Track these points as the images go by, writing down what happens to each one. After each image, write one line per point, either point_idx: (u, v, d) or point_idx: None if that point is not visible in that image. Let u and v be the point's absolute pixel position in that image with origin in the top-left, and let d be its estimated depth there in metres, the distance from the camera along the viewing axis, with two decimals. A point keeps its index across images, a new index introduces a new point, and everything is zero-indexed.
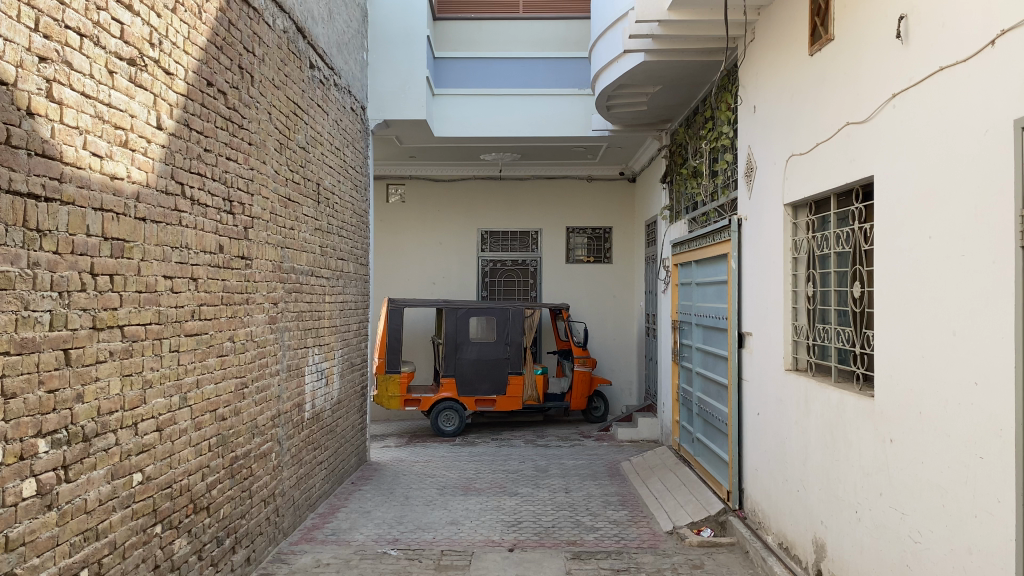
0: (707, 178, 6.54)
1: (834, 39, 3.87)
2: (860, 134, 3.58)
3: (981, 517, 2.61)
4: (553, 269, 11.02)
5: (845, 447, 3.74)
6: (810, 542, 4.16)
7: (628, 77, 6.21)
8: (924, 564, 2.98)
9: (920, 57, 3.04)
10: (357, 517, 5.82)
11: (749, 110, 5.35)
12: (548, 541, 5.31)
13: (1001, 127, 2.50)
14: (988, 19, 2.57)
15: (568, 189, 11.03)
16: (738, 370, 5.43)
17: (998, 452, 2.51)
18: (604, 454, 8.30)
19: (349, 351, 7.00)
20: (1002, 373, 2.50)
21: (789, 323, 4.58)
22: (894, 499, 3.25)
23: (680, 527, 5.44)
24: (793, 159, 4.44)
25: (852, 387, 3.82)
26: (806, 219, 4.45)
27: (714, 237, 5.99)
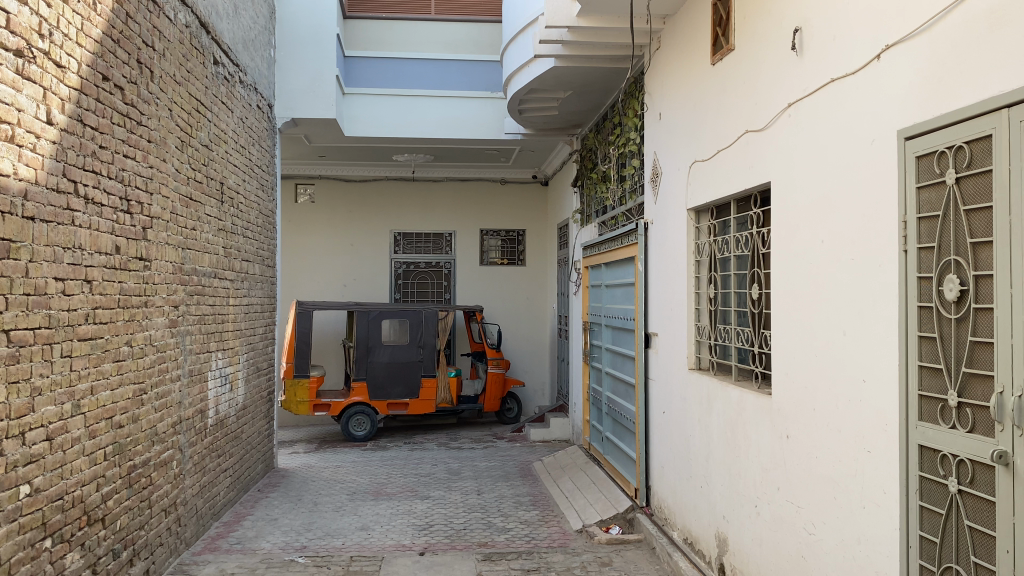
0: (615, 183, 6.66)
1: (734, 49, 4.00)
2: (758, 141, 3.71)
3: (869, 508, 2.74)
4: (467, 270, 11.02)
5: (745, 444, 3.87)
6: (713, 537, 4.29)
7: (539, 81, 6.26)
8: (818, 555, 3.11)
9: (813, 68, 3.18)
10: (264, 525, 5.69)
11: (655, 117, 5.47)
12: (459, 543, 5.30)
13: (886, 137, 2.63)
14: (874, 33, 2.70)
15: (482, 191, 11.05)
16: (645, 369, 5.55)
17: (884, 445, 2.64)
18: (516, 455, 8.35)
19: (255, 355, 6.81)
20: (887, 370, 2.63)
21: (693, 323, 4.70)
22: (791, 493, 3.37)
23: (589, 526, 5.53)
24: (696, 165, 4.57)
25: (752, 386, 3.96)
26: (708, 223, 4.59)
27: (623, 240, 6.10)
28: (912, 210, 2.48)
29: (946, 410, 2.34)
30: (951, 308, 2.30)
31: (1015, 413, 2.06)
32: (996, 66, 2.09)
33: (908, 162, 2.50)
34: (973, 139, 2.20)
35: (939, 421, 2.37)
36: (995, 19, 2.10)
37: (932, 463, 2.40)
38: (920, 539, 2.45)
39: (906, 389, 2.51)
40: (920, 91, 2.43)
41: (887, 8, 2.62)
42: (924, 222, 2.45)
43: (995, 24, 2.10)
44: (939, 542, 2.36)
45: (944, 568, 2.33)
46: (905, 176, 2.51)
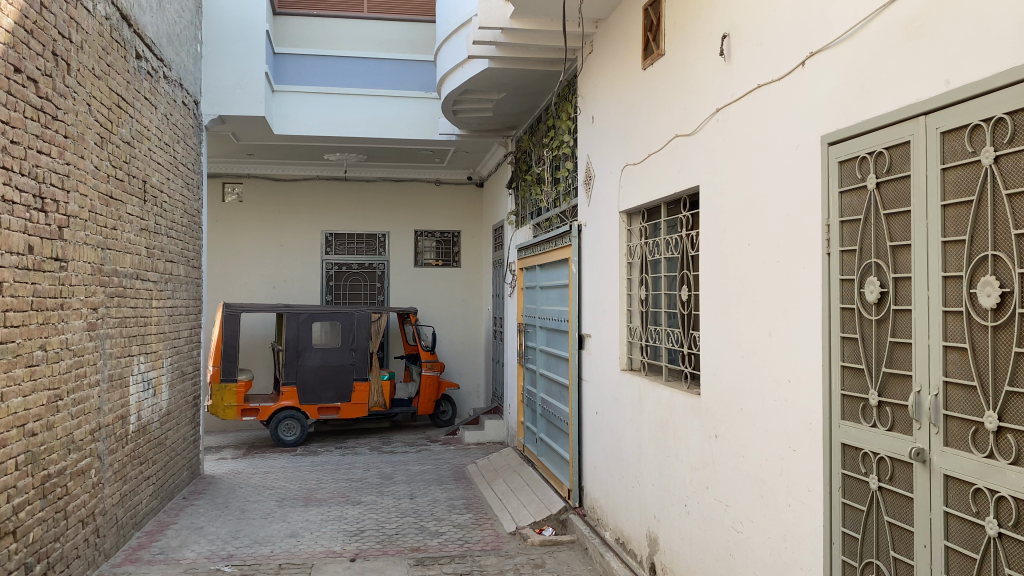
0: (549, 185, 6.68)
1: (665, 54, 4.05)
2: (688, 145, 3.76)
3: (794, 505, 2.80)
4: (400, 272, 10.93)
5: (675, 443, 3.92)
6: (644, 536, 4.33)
7: (473, 82, 6.23)
8: (746, 552, 3.16)
9: (741, 73, 3.23)
10: (189, 534, 5.52)
11: (588, 120, 5.50)
12: (390, 548, 5.23)
13: (810, 142, 2.69)
14: (799, 41, 2.76)
15: (416, 192, 10.97)
16: (578, 370, 5.58)
17: (809, 444, 2.70)
18: (450, 458, 8.30)
19: (179, 359, 6.62)
20: (811, 370, 2.69)
21: (624, 324, 4.74)
22: (718, 491, 3.43)
23: (523, 528, 5.53)
24: (628, 169, 4.60)
25: (681, 386, 4.01)
26: (639, 226, 4.65)
27: (557, 242, 6.12)
28: (835, 214, 2.54)
29: (867, 409, 2.40)
30: (872, 310, 2.36)
31: (931, 410, 2.12)
32: (916, 74, 2.14)
33: (831, 166, 2.56)
34: (892, 145, 2.26)
35: (860, 420, 2.43)
36: (913, 29, 2.15)
37: (854, 461, 2.47)
38: (842, 535, 2.51)
39: (829, 389, 2.57)
40: (843, 98, 2.49)
41: (811, 17, 2.68)
42: (845, 225, 2.51)
43: (913, 34, 2.16)
44: (860, 538, 2.42)
45: (865, 562, 2.39)
46: (829, 180, 2.57)
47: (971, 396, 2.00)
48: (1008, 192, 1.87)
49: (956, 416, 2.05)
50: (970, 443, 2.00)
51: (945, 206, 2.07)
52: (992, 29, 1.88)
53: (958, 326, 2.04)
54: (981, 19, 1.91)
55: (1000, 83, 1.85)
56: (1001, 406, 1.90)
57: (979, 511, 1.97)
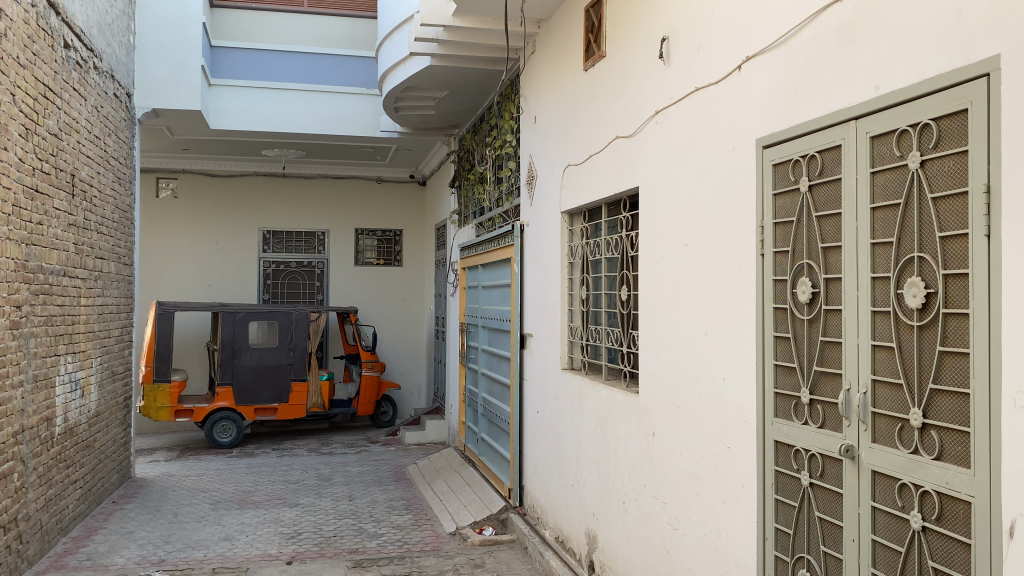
0: (492, 185, 6.68)
1: (606, 56, 4.08)
2: (628, 147, 3.79)
3: (729, 502, 2.84)
4: (340, 270, 10.79)
5: (614, 441, 3.95)
6: (583, 535, 4.36)
7: (415, 80, 6.18)
8: (682, 549, 3.20)
9: (679, 76, 3.27)
10: (118, 539, 5.36)
11: (530, 120, 5.50)
12: (328, 550, 5.16)
13: (746, 145, 2.74)
14: (735, 45, 2.81)
15: (357, 189, 10.86)
16: (519, 370, 5.59)
17: (743, 441, 2.75)
18: (390, 459, 8.23)
19: (109, 358, 6.42)
20: (744, 370, 2.74)
21: (565, 324, 4.76)
22: (656, 489, 3.46)
23: (462, 528, 5.51)
24: (570, 169, 4.62)
25: (620, 385, 4.04)
26: (581, 226, 4.67)
27: (499, 242, 6.12)
28: (769, 216, 2.59)
29: (799, 407, 2.45)
30: (804, 310, 2.41)
31: (860, 408, 2.17)
32: (847, 79, 2.19)
33: (765, 170, 2.61)
34: (824, 148, 2.31)
35: (792, 418, 2.48)
36: (844, 36, 2.20)
37: (786, 458, 2.52)
38: (775, 530, 2.56)
39: (762, 387, 2.62)
40: (776, 102, 2.55)
41: (748, 22, 2.73)
42: (779, 227, 2.56)
43: (844, 40, 2.21)
44: (791, 533, 2.47)
45: (797, 557, 2.44)
46: (763, 182, 2.62)
47: (898, 393, 2.05)
48: (932, 196, 1.93)
49: (883, 413, 2.10)
50: (897, 439, 2.05)
51: (874, 208, 2.13)
52: (918, 36, 1.93)
53: (886, 326, 2.09)
54: (908, 27, 1.97)
55: (927, 90, 1.90)
56: (926, 403, 1.95)
57: (904, 506, 2.03)
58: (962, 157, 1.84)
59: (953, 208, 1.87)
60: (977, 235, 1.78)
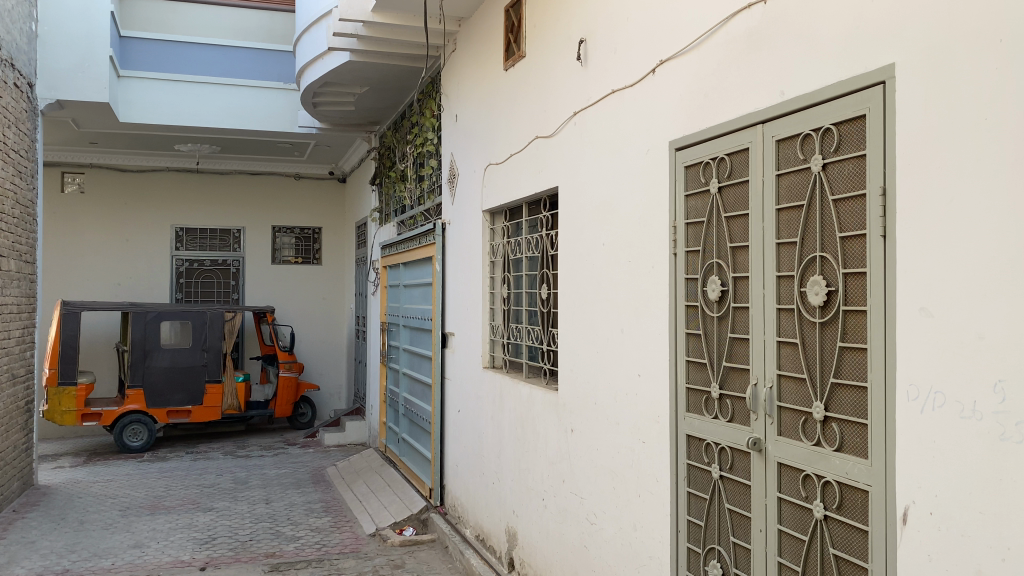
0: (413, 182, 6.65)
1: (525, 57, 4.11)
2: (548, 147, 3.82)
3: (644, 496, 2.90)
4: (257, 269, 10.56)
5: (533, 438, 3.99)
6: (503, 532, 4.38)
7: (334, 75, 6.09)
8: (598, 543, 3.25)
9: (596, 79, 3.32)
10: (18, 549, 5.12)
11: (451, 118, 5.49)
12: (243, 555, 5.04)
13: (660, 147, 2.80)
14: (649, 50, 2.87)
15: (275, 186, 10.65)
16: (440, 369, 5.58)
17: (657, 436, 2.81)
18: (309, 461, 8.10)
19: (9, 361, 6.13)
20: (658, 366, 2.81)
21: (487, 322, 4.78)
22: (574, 485, 3.50)
23: (382, 529, 5.47)
24: (490, 169, 4.64)
25: (540, 382, 4.08)
26: (502, 225, 4.68)
27: (420, 240, 6.09)
28: (681, 216, 2.66)
29: (709, 402, 2.52)
30: (714, 307, 2.49)
31: (766, 402, 2.25)
32: (755, 85, 2.27)
33: (678, 170, 2.68)
34: (733, 151, 2.39)
35: (703, 412, 2.55)
36: (752, 42, 2.28)
37: (698, 452, 2.59)
38: (687, 523, 2.63)
39: (675, 383, 2.69)
40: (689, 105, 2.61)
41: (661, 27, 2.79)
42: (691, 227, 2.63)
43: (752, 46, 2.28)
44: (703, 525, 2.54)
45: (708, 549, 2.51)
46: (675, 183, 2.69)
47: (801, 388, 2.13)
48: (834, 198, 2.00)
49: (788, 407, 2.18)
50: (800, 432, 2.13)
51: (779, 209, 2.21)
52: (820, 44, 2.01)
53: (790, 323, 2.17)
54: (811, 35, 2.04)
55: (828, 96, 1.98)
56: (827, 397, 2.03)
57: (808, 496, 2.11)
58: (860, 161, 1.92)
59: (852, 209, 1.95)
60: (874, 235, 1.86)
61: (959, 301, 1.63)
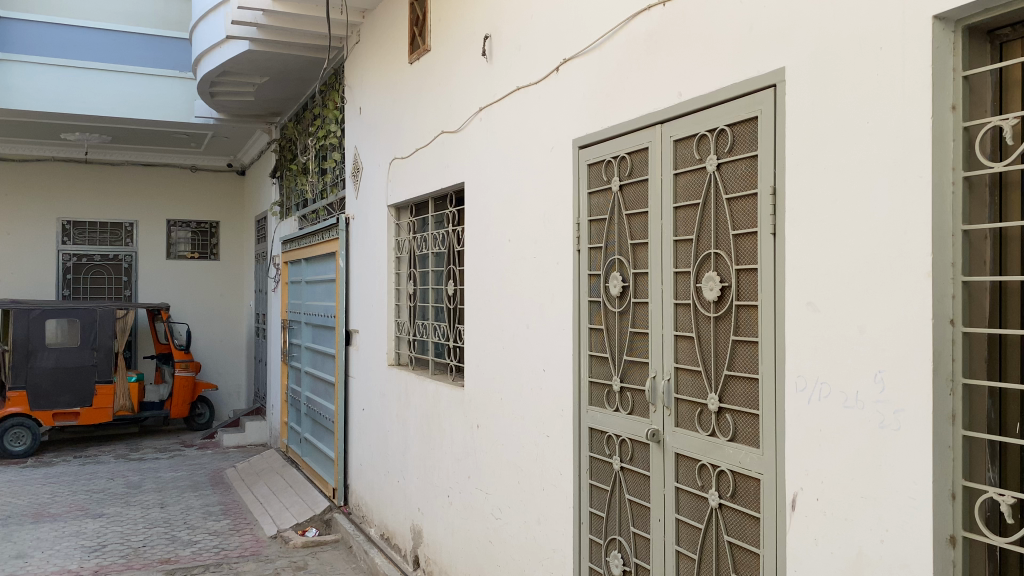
0: (314, 176, 6.53)
1: (430, 50, 4.08)
2: (453, 142, 3.81)
3: (547, 490, 2.94)
4: (151, 265, 10.17)
5: (439, 435, 3.97)
6: (408, 530, 4.35)
7: (232, 64, 5.90)
8: (503, 538, 3.27)
9: (500, 75, 3.33)
10: None
11: (355, 111, 5.41)
12: (136, 562, 4.83)
13: (564, 145, 2.83)
14: (553, 48, 2.90)
15: (169, 178, 10.28)
16: (344, 367, 5.49)
17: (561, 430, 2.84)
18: (206, 463, 7.85)
19: None
20: (561, 361, 2.85)
21: (392, 319, 4.73)
22: (480, 481, 3.51)
23: (284, 531, 5.35)
24: (395, 163, 4.60)
25: (446, 379, 4.07)
26: (407, 220, 4.64)
27: (323, 235, 5.98)
28: (584, 214, 2.70)
29: (611, 395, 2.57)
30: (615, 302, 2.53)
31: (664, 395, 2.31)
32: (654, 85, 2.32)
33: (581, 168, 2.72)
34: (633, 150, 2.44)
35: (605, 405, 2.59)
36: (652, 43, 2.33)
37: (600, 444, 2.63)
38: (590, 514, 2.68)
39: (578, 377, 2.73)
40: (591, 104, 2.65)
41: (564, 25, 2.82)
42: (593, 224, 2.67)
43: (651, 47, 2.33)
44: (605, 516, 2.59)
45: (609, 539, 2.57)
46: (578, 181, 2.73)
47: (697, 380, 2.20)
48: (728, 196, 2.07)
49: (685, 399, 2.24)
50: (697, 423, 2.20)
51: (677, 207, 2.27)
52: (715, 47, 2.07)
53: (687, 317, 2.23)
54: (707, 39, 2.10)
55: (723, 97, 2.04)
56: (721, 388, 2.10)
57: (704, 485, 2.18)
58: (752, 161, 1.99)
59: (744, 208, 2.02)
60: (765, 233, 1.93)
61: (842, 296, 1.71)
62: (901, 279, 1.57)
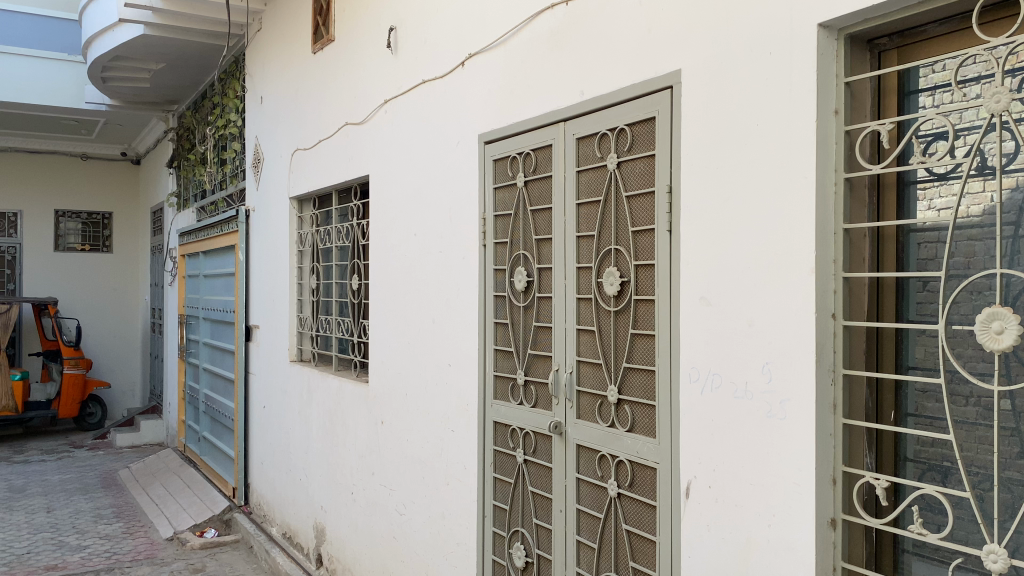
0: (213, 166, 6.34)
1: (334, 40, 4.02)
2: (357, 134, 3.77)
3: (452, 485, 2.94)
4: (37, 257, 9.61)
5: (343, 431, 3.92)
6: (311, 528, 4.29)
7: (125, 49, 5.65)
8: (407, 533, 3.26)
9: (406, 68, 3.31)
10: None
11: (256, 101, 5.27)
12: (19, 570, 4.59)
13: (469, 140, 2.83)
14: (459, 42, 2.90)
15: (57, 166, 9.77)
16: (244, 363, 5.34)
17: (465, 425, 2.86)
18: (97, 464, 7.51)
19: None
20: (466, 355, 2.86)
21: (294, 314, 4.64)
22: (384, 477, 3.49)
23: (180, 533, 5.18)
24: (298, 155, 4.51)
25: (350, 375, 4.01)
26: (310, 213, 4.56)
27: (222, 228, 5.81)
28: (490, 209, 2.71)
29: (515, 389, 2.59)
30: (520, 297, 2.56)
31: (567, 387, 2.35)
32: (558, 83, 2.35)
33: (487, 164, 2.73)
34: (538, 147, 2.46)
35: (509, 399, 2.62)
36: (555, 41, 2.35)
37: (504, 437, 2.66)
38: (493, 507, 2.70)
39: (483, 372, 2.75)
40: (496, 100, 2.66)
41: (470, 20, 2.82)
42: (499, 219, 2.68)
43: (555, 45, 2.36)
44: (508, 509, 2.62)
45: (512, 531, 2.59)
46: (484, 176, 2.74)
47: (598, 372, 2.24)
48: (628, 194, 2.12)
49: (586, 391, 2.29)
50: (597, 415, 2.24)
51: (579, 204, 2.30)
52: (616, 48, 2.11)
53: (589, 311, 2.28)
54: (608, 40, 2.15)
55: (623, 97, 2.09)
56: (621, 380, 2.15)
57: (603, 475, 2.22)
58: (650, 161, 2.04)
59: (643, 206, 2.07)
60: (662, 230, 1.99)
61: (733, 291, 1.78)
62: (787, 275, 1.64)
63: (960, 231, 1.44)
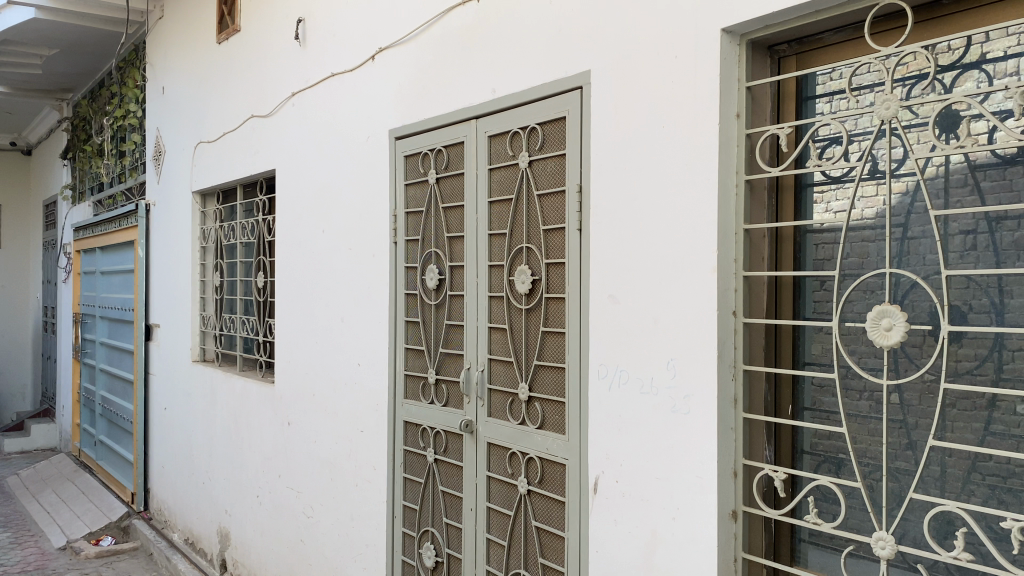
0: (110, 158, 6.07)
1: (240, 31, 3.90)
2: (264, 128, 3.67)
3: (361, 485, 2.90)
4: None
5: (247, 432, 3.82)
6: (214, 533, 4.16)
7: (13, 32, 5.34)
8: (314, 536, 3.20)
9: (314, 60, 3.24)
10: None
11: (157, 91, 5.07)
12: None
13: (379, 135, 2.79)
14: (369, 36, 2.85)
15: None
16: (144, 363, 5.14)
17: (375, 425, 2.82)
18: None
19: None
20: (376, 354, 2.82)
21: (197, 312, 4.49)
22: (290, 479, 3.41)
23: (74, 541, 4.95)
24: (201, 148, 4.36)
25: (255, 375, 3.91)
26: (214, 208, 4.41)
27: (120, 222, 5.57)
28: (401, 205, 2.68)
29: (426, 387, 2.57)
30: (431, 295, 2.54)
31: (478, 385, 2.34)
32: (469, 80, 2.34)
33: (398, 160, 2.69)
34: (450, 144, 2.45)
35: (420, 398, 2.60)
36: (467, 37, 2.34)
37: (414, 436, 2.63)
38: (403, 507, 2.68)
39: (393, 370, 2.72)
40: (406, 96, 2.63)
41: (380, 13, 2.78)
42: (410, 216, 2.66)
43: (466, 42, 2.34)
44: (418, 508, 2.60)
45: (422, 531, 2.58)
46: (395, 172, 2.71)
47: (509, 370, 2.25)
48: (539, 193, 2.13)
49: (497, 389, 2.29)
50: (508, 413, 2.25)
51: (491, 202, 2.30)
52: (526, 47, 2.12)
53: (500, 309, 2.28)
54: (519, 39, 2.15)
55: (533, 96, 2.10)
56: (531, 377, 2.16)
57: (514, 472, 2.23)
58: (560, 160, 2.05)
59: (553, 204, 2.08)
60: (572, 228, 2.00)
61: (641, 289, 1.81)
62: (692, 273, 1.67)
63: (853, 232, 1.50)
